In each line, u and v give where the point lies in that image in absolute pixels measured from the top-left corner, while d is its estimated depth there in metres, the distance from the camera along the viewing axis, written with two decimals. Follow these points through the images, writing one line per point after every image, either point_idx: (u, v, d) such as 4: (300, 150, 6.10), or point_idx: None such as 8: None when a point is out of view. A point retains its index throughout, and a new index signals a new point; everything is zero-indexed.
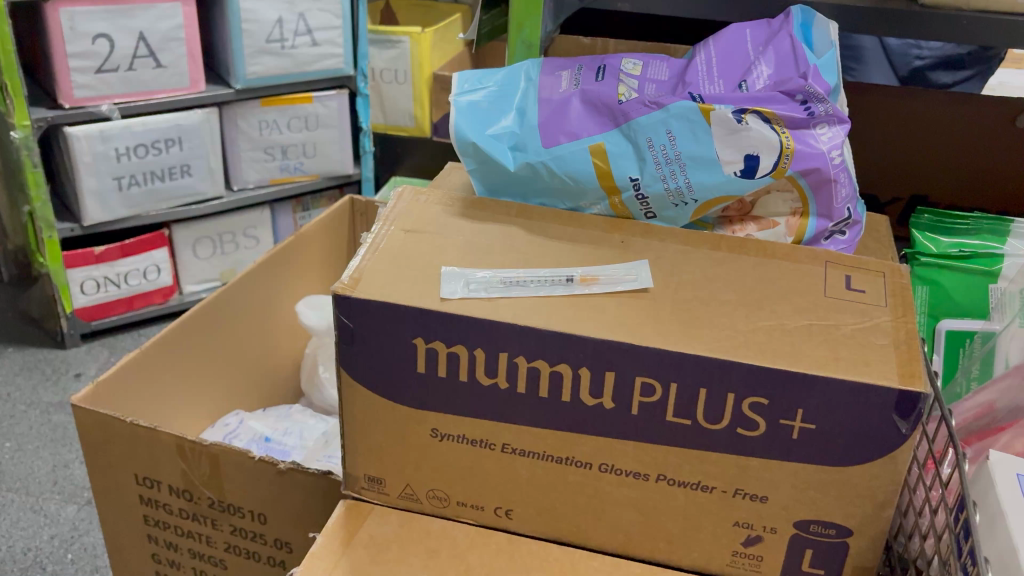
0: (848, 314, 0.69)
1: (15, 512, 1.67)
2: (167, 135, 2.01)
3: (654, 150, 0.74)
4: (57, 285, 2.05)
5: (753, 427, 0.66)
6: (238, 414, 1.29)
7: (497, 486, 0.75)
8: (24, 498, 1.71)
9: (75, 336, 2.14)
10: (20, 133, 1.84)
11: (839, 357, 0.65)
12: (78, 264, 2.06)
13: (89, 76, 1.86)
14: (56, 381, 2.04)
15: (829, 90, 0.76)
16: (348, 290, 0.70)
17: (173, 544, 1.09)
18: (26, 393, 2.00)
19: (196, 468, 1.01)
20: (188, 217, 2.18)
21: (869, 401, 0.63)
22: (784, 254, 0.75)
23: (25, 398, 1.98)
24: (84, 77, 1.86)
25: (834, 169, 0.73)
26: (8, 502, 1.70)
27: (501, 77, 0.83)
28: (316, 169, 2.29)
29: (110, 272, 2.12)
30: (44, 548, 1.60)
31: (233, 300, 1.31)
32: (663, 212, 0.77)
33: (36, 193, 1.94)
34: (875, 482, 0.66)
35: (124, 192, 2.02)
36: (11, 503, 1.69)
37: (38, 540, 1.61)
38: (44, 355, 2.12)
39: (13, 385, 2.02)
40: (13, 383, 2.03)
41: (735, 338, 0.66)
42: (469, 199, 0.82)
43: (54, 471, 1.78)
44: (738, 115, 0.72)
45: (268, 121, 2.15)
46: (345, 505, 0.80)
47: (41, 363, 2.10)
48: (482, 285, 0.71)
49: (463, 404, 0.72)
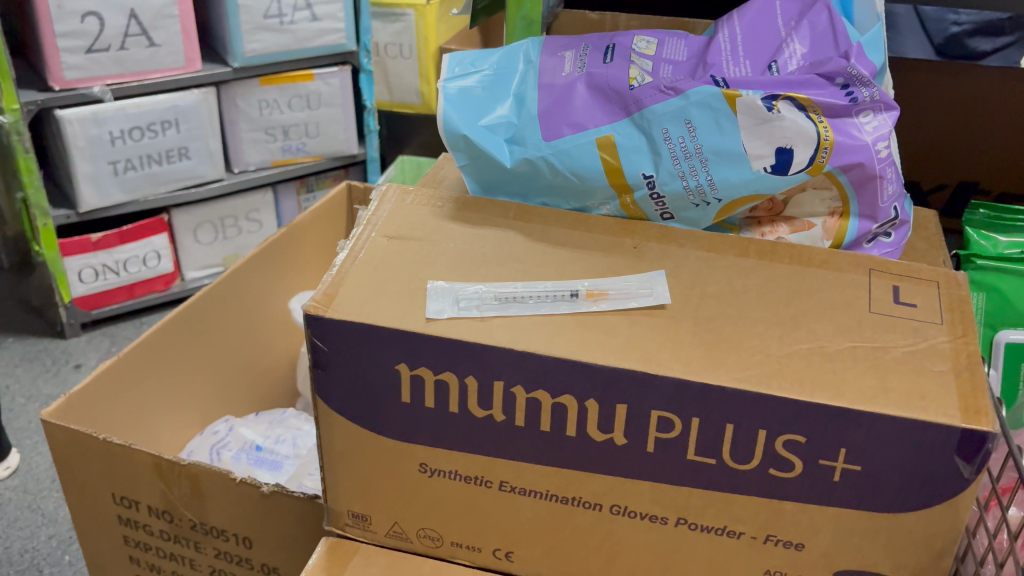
0: (896, 333, 0.59)
1: (12, 511, 1.49)
2: (163, 117, 1.76)
3: (670, 143, 0.65)
4: (52, 274, 1.80)
5: (788, 468, 0.57)
6: (228, 421, 1.21)
7: (496, 526, 0.67)
8: (21, 496, 1.51)
9: (76, 325, 1.89)
10: (8, 118, 1.61)
11: (889, 388, 0.55)
12: (74, 251, 1.81)
13: (80, 57, 1.62)
14: (55, 373, 1.80)
15: (874, 72, 0.65)
16: (321, 309, 0.62)
17: (155, 566, 1.01)
18: (23, 386, 1.76)
19: (176, 489, 0.93)
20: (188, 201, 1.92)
21: (924, 440, 0.54)
22: (822, 261, 0.65)
23: (24, 391, 1.75)
24: (74, 58, 1.62)
25: (879, 164, 0.63)
26: (4, 501, 1.50)
27: (497, 60, 0.74)
28: (319, 150, 2.01)
29: (109, 260, 1.87)
30: (42, 549, 1.41)
31: (217, 298, 1.22)
32: (682, 213, 0.67)
33: (28, 179, 1.69)
34: (934, 530, 0.57)
35: (121, 177, 1.78)
36: (8, 502, 1.50)
37: (36, 541, 1.43)
38: (44, 345, 1.88)
39: (9, 376, 1.78)
40: (11, 375, 1.79)
41: (766, 365, 0.57)
42: (461, 199, 0.72)
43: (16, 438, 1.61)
44: (768, 102, 0.62)
45: (267, 101, 1.88)
46: (327, 544, 0.71)
47: (41, 353, 1.86)
48: (474, 302, 0.62)
49: (455, 438, 0.63)
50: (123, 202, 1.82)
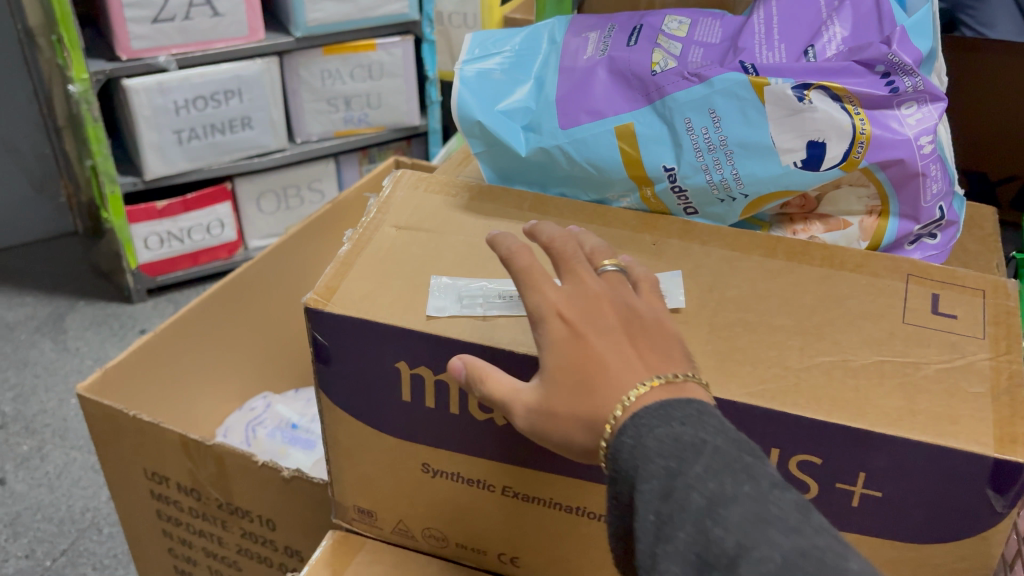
0: (930, 347, 0.54)
1: (76, 471, 1.37)
2: (226, 86, 1.61)
3: (693, 134, 0.61)
4: (119, 241, 1.70)
5: (803, 489, 0.53)
6: (266, 398, 1.22)
7: (499, 531, 0.65)
8: (87, 455, 1.40)
9: (142, 291, 1.79)
10: (77, 87, 1.51)
11: (917, 411, 0.50)
12: (140, 218, 1.70)
13: (146, 26, 1.50)
14: (123, 337, 1.69)
15: (918, 59, 0.60)
16: (321, 303, 0.59)
17: (187, 541, 1.02)
18: (92, 349, 1.64)
19: (202, 468, 0.92)
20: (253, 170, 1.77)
21: (954, 469, 0.49)
22: (856, 264, 0.60)
23: (92, 353, 1.63)
24: (140, 27, 1.50)
25: (921, 160, 0.58)
26: (69, 461, 1.39)
27: (519, 41, 0.70)
28: (382, 121, 1.82)
29: (173, 227, 1.75)
30: (104, 508, 1.32)
31: (256, 275, 1.21)
32: (707, 208, 0.63)
33: (96, 147, 1.60)
34: (962, 564, 0.53)
35: (186, 147, 1.65)
36: (73, 462, 1.39)
37: (99, 501, 1.33)
38: (112, 309, 1.76)
39: (79, 339, 1.67)
40: (80, 337, 1.68)
41: (783, 380, 0.52)
42: (477, 187, 0.69)
43: (74, 412, 1.48)
44: (799, 92, 0.58)
45: (330, 72, 1.70)
46: (333, 538, 0.70)
47: (111, 317, 1.75)
48: (478, 300, 0.59)
49: (456, 439, 0.61)
50: (188, 171, 1.70)
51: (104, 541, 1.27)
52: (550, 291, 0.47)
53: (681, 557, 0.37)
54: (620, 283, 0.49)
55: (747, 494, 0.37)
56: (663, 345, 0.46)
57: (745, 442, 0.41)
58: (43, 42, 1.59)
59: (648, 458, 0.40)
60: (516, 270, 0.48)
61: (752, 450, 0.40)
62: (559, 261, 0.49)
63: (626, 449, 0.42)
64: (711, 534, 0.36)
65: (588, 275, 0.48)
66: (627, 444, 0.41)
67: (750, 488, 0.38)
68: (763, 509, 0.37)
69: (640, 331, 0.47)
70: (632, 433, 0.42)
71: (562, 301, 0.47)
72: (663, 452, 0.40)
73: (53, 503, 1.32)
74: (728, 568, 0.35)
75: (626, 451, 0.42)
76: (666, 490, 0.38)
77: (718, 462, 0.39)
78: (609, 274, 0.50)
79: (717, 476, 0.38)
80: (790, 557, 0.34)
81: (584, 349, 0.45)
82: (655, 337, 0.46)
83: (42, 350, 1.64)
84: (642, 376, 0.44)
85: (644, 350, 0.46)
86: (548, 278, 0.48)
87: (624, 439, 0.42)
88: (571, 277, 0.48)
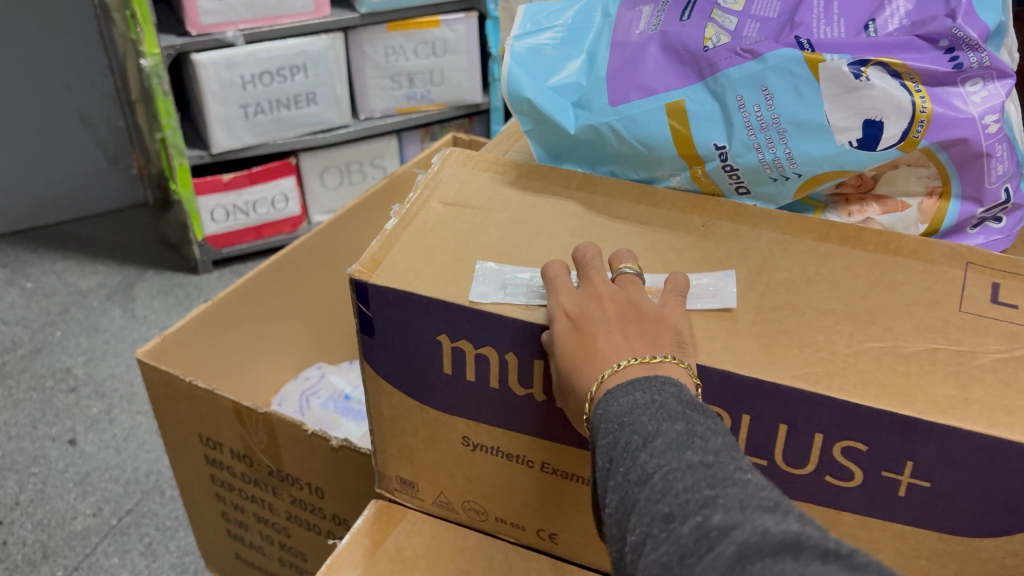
0: (987, 337, 0.52)
1: (141, 434, 1.42)
2: (292, 61, 1.63)
3: (745, 111, 0.59)
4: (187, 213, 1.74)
5: (847, 477, 0.51)
6: (320, 368, 1.24)
7: (538, 507, 0.65)
8: (152, 420, 1.44)
9: (208, 262, 1.83)
10: (149, 62, 1.54)
11: (970, 400, 0.48)
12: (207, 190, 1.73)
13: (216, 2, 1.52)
14: (189, 306, 1.73)
15: (985, 33, 0.57)
16: (366, 274, 0.59)
17: (239, 505, 1.04)
18: (159, 317, 1.69)
19: (255, 436, 0.94)
20: (318, 145, 1.79)
21: (1007, 461, 0.47)
22: (913, 250, 0.58)
23: (160, 322, 1.68)
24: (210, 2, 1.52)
25: (986, 140, 0.57)
26: (134, 425, 1.43)
27: (572, 15, 0.69)
28: (444, 99, 1.81)
29: (239, 201, 1.78)
30: (167, 472, 1.36)
31: (313, 249, 1.21)
32: (759, 187, 0.62)
33: (166, 121, 1.63)
34: (1011, 560, 0.51)
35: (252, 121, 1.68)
36: (139, 426, 1.43)
37: (163, 464, 1.37)
38: (179, 280, 1.81)
39: (147, 308, 1.71)
40: (147, 306, 1.72)
41: (829, 364, 0.51)
42: (526, 166, 0.69)
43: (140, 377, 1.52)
44: (856, 68, 0.56)
45: (393, 48, 1.69)
46: (375, 507, 0.71)
47: (178, 287, 1.79)
48: (522, 289, 0.57)
49: (498, 414, 0.61)
50: (253, 145, 1.73)
51: (166, 503, 1.31)
52: (563, 295, 0.53)
53: (618, 487, 0.42)
54: (631, 283, 0.53)
55: (676, 429, 0.42)
56: (654, 336, 0.49)
57: (699, 405, 0.45)
58: (116, 16, 1.62)
59: (607, 417, 0.45)
60: (546, 279, 0.55)
61: (704, 411, 0.45)
62: (581, 267, 0.55)
63: (595, 419, 0.46)
64: (639, 460, 0.42)
65: (600, 278, 0.53)
66: (595, 415, 0.46)
67: (682, 425, 0.42)
68: (688, 438, 0.41)
69: (639, 324, 0.50)
70: (601, 406, 0.46)
71: (569, 303, 0.52)
72: (617, 413, 0.45)
73: (119, 465, 1.36)
74: (645, 483, 0.40)
75: (595, 420, 0.46)
76: (615, 440, 0.44)
77: (662, 413, 0.43)
78: (624, 275, 0.54)
79: (658, 420, 0.43)
80: (695, 469, 0.40)
81: (582, 335, 0.49)
82: (653, 334, 0.50)
83: (112, 317, 1.69)
84: (623, 357, 0.48)
85: (632, 336, 0.49)
86: (568, 284, 0.54)
87: (596, 410, 0.46)
88: (586, 281, 0.53)
